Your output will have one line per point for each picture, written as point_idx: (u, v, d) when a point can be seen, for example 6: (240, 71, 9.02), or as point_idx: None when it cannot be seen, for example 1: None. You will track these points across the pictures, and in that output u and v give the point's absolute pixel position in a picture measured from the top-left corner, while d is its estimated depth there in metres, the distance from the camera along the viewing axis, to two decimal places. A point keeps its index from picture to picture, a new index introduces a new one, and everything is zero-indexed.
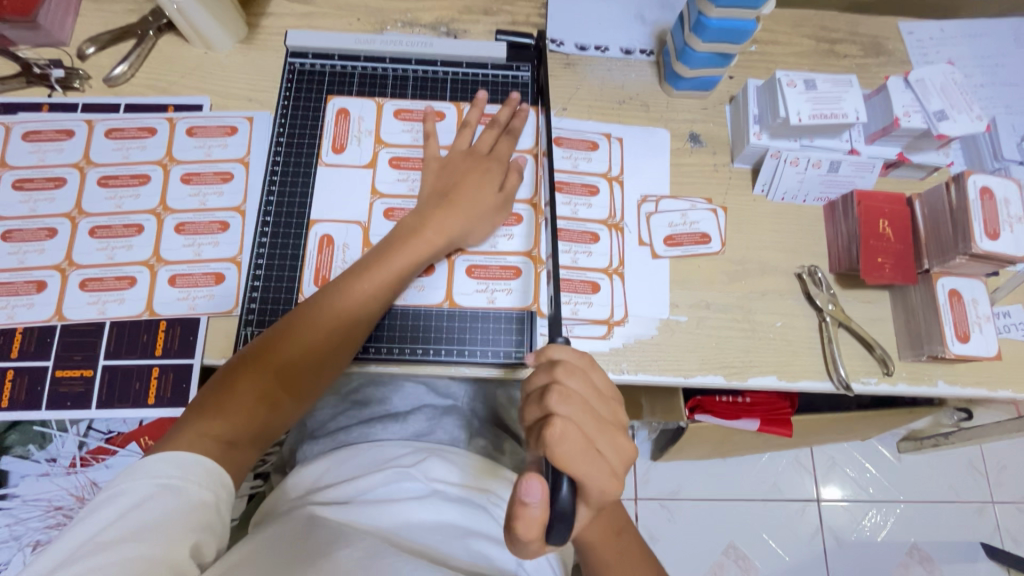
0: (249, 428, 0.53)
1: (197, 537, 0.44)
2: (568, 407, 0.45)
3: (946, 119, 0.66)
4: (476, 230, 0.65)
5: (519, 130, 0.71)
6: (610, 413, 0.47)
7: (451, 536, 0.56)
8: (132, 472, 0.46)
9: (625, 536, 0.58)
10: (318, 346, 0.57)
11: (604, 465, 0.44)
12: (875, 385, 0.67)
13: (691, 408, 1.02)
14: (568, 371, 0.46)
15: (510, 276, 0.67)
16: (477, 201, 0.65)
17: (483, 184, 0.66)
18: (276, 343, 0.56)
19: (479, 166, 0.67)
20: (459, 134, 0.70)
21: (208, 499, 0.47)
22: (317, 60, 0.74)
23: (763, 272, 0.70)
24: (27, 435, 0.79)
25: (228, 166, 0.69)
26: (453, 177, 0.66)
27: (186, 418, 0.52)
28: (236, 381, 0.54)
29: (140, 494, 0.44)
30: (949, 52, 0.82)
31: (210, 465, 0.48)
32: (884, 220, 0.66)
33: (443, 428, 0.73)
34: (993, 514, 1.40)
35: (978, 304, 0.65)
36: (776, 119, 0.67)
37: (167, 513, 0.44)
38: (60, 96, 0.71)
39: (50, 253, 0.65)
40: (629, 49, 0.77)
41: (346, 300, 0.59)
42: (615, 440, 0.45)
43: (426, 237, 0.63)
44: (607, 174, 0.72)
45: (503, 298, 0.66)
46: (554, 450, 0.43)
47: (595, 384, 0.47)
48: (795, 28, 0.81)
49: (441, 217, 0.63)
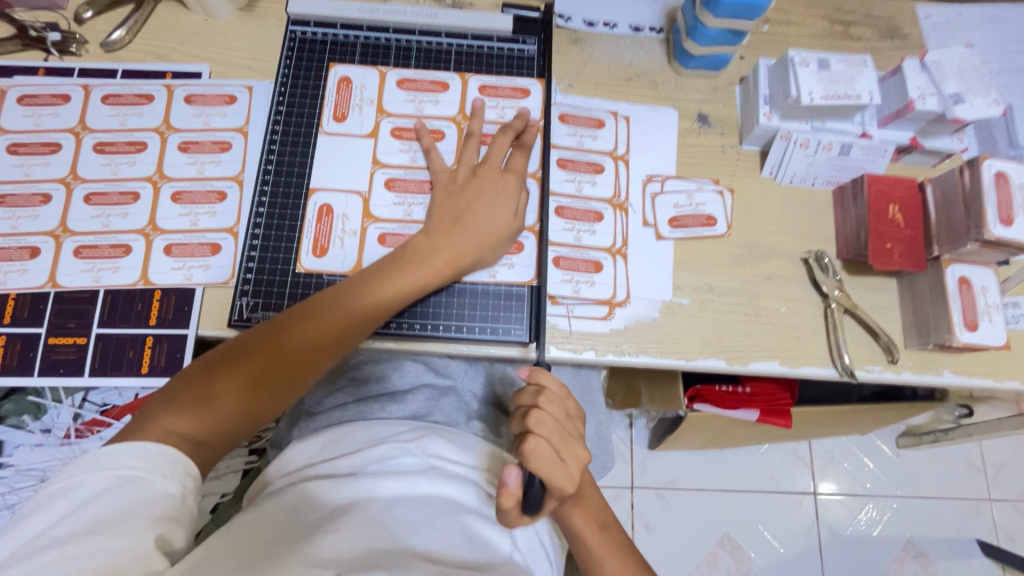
0: (218, 429, 0.51)
1: (162, 528, 0.44)
2: (543, 424, 0.53)
3: (963, 102, 0.64)
4: (484, 257, 0.63)
5: (529, 147, 0.66)
6: (575, 428, 0.55)
7: (446, 513, 0.54)
8: (90, 463, 0.46)
9: (610, 531, 0.59)
10: (301, 358, 0.55)
11: (565, 474, 0.52)
12: (879, 373, 0.66)
13: (690, 397, 1.01)
14: (549, 399, 0.54)
15: (512, 251, 0.66)
16: (489, 228, 0.62)
17: (496, 209, 0.62)
18: (260, 346, 0.54)
19: (492, 185, 0.63)
20: (466, 146, 0.66)
21: (172, 490, 0.47)
22: (319, 29, 0.72)
23: (768, 256, 0.69)
24: (21, 406, 0.79)
25: (226, 135, 0.68)
26: (465, 199, 0.63)
27: (156, 409, 0.50)
28: (213, 382, 0.52)
29: (99, 488, 0.45)
30: (967, 37, 0.80)
31: (173, 455, 0.48)
32: (895, 205, 0.65)
33: (441, 408, 0.72)
34: (990, 512, 1.40)
35: (987, 292, 0.63)
36: (786, 98, 0.66)
37: (127, 507, 0.44)
38: (57, 60, 0.69)
39: (45, 219, 0.64)
40: (638, 26, 0.76)
41: (336, 318, 0.56)
42: (576, 449, 0.53)
43: (431, 266, 0.60)
44: (612, 152, 0.71)
45: (505, 274, 0.65)
46: (527, 455, 0.51)
47: (566, 407, 0.55)
48: (809, 8, 0.79)
49: (449, 245, 0.61)
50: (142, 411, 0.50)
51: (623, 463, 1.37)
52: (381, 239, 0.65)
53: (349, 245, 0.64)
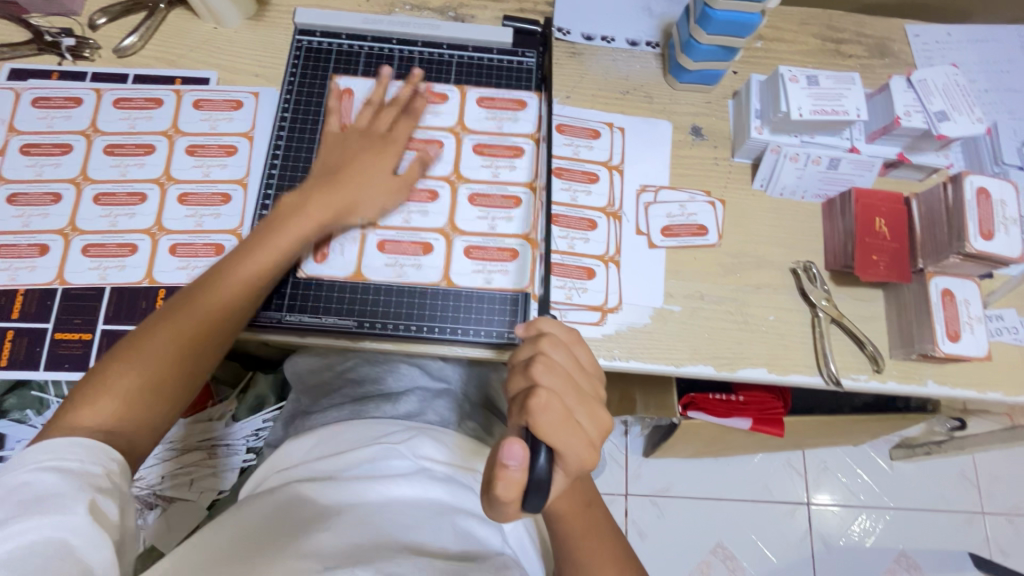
0: (130, 412, 0.49)
1: (93, 497, 0.42)
2: (550, 377, 0.45)
3: (946, 119, 0.66)
4: (364, 203, 0.65)
5: (418, 111, 0.70)
6: (590, 389, 0.47)
7: (435, 514, 0.56)
8: (9, 465, 0.42)
9: (594, 509, 0.57)
10: (207, 326, 0.54)
11: (583, 438, 0.45)
12: (865, 382, 0.67)
13: (683, 405, 1.03)
14: (555, 344, 0.47)
15: (427, 200, 0.69)
16: (369, 180, 0.65)
17: (378, 164, 0.66)
18: (157, 327, 0.53)
19: (376, 146, 0.67)
20: (365, 112, 0.69)
21: (94, 470, 0.43)
22: (324, 39, 0.74)
23: (758, 265, 0.71)
24: (25, 400, 0.79)
25: (232, 140, 0.70)
26: (338, 157, 0.65)
27: (59, 408, 0.48)
28: (110, 369, 0.50)
29: (11, 486, 0.41)
30: (955, 56, 0.82)
31: (90, 443, 0.45)
32: (881, 218, 0.67)
33: (435, 409, 0.73)
34: (983, 525, 1.40)
35: (969, 305, 0.65)
36: (776, 113, 0.68)
37: (48, 492, 0.41)
38: (70, 65, 0.72)
39: (55, 218, 0.66)
40: (635, 41, 0.78)
41: (232, 281, 0.57)
42: (593, 411, 0.46)
43: (310, 215, 0.62)
44: (607, 163, 0.73)
45: (419, 221, 0.68)
46: (535, 418, 0.43)
47: (576, 359, 0.48)
48: (802, 26, 0.81)
49: (326, 195, 0.63)
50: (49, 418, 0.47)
51: (618, 470, 1.38)
52: (381, 245, 0.67)
53: (347, 249, 0.66)
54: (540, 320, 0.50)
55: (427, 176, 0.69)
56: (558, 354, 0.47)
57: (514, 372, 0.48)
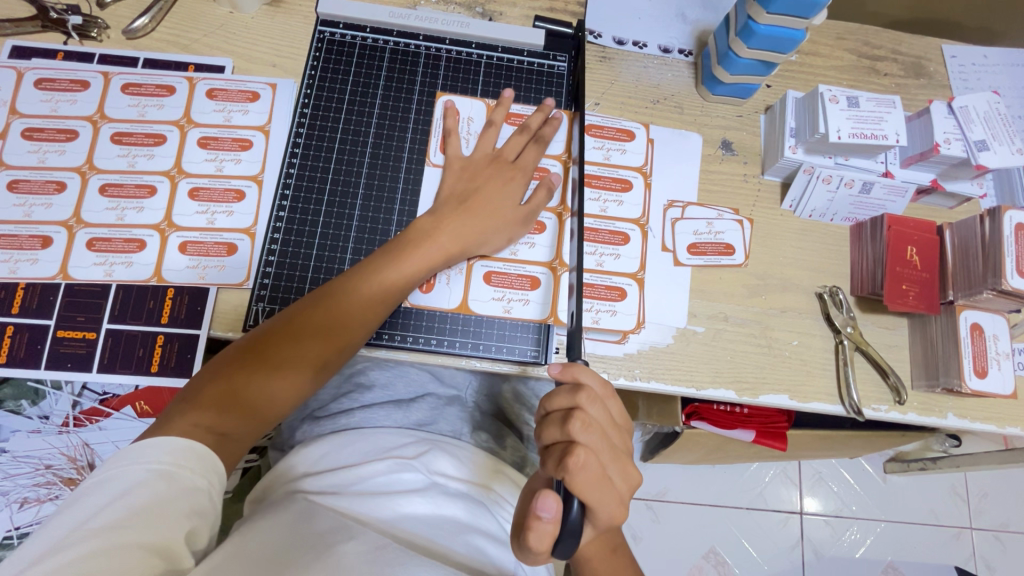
0: (242, 419, 0.50)
1: (192, 524, 0.42)
2: (588, 434, 0.44)
3: (987, 149, 0.64)
4: (491, 239, 0.63)
5: (548, 139, 0.67)
6: (622, 442, 0.47)
7: (450, 531, 0.53)
8: (123, 458, 0.43)
9: (621, 554, 0.53)
10: (319, 347, 0.54)
11: (613, 494, 0.45)
12: (886, 413, 0.66)
13: (687, 414, 1.01)
14: (592, 398, 0.45)
15: (534, 231, 0.66)
16: (497, 213, 0.63)
17: (504, 194, 0.64)
18: (274, 342, 0.53)
19: (503, 174, 0.65)
20: (483, 134, 0.67)
21: (200, 485, 0.44)
22: (347, 31, 0.71)
23: (783, 289, 0.69)
24: (20, 390, 0.76)
25: (248, 133, 0.67)
26: (473, 182, 0.64)
27: (178, 403, 0.49)
28: (229, 372, 0.51)
29: (130, 481, 0.42)
30: (991, 80, 0.80)
31: (201, 449, 0.45)
32: (913, 247, 0.65)
33: (446, 417, 0.71)
34: (970, 540, 1.42)
35: (998, 340, 0.64)
36: (813, 134, 0.66)
37: (161, 500, 0.42)
38: (77, 44, 0.68)
39: (58, 208, 0.63)
40: (668, 48, 0.75)
41: (352, 302, 0.56)
42: (624, 467, 0.46)
43: (438, 245, 0.60)
44: (641, 168, 0.71)
45: (526, 252, 0.66)
46: (572, 476, 0.43)
47: (611, 413, 0.47)
48: (838, 41, 0.79)
49: (457, 223, 0.61)
50: (163, 411, 0.48)
51: None
52: (487, 277, 0.65)
53: (454, 280, 0.64)
54: (576, 364, 0.48)
55: (544, 207, 0.66)
56: (597, 409, 0.45)
57: (548, 420, 0.46)
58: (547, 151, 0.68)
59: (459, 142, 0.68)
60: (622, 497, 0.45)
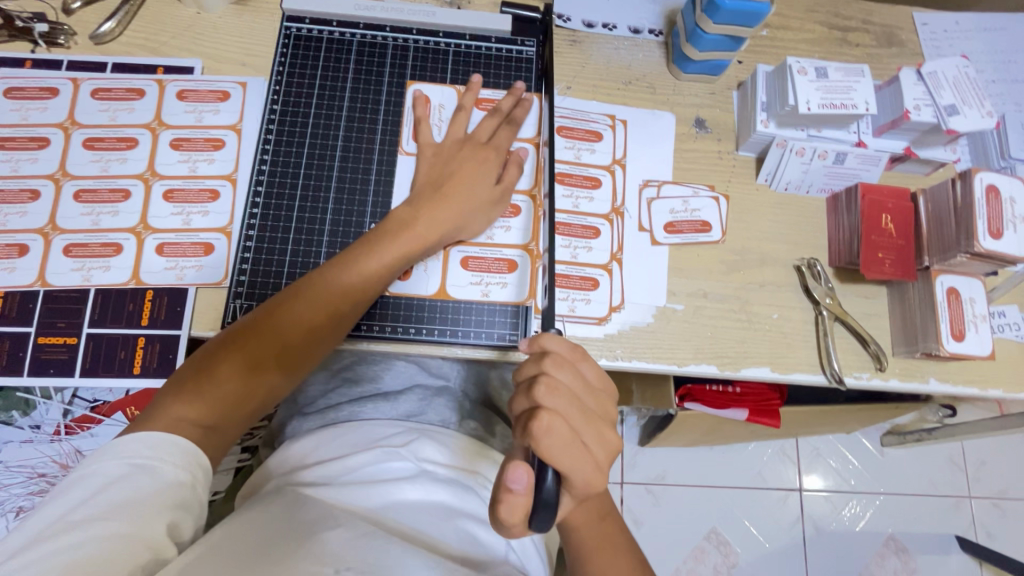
0: (226, 413, 0.50)
1: (175, 516, 0.43)
2: (555, 400, 0.45)
3: (958, 113, 0.65)
4: (471, 223, 0.63)
5: (520, 120, 0.68)
6: (595, 405, 0.47)
7: (437, 517, 0.54)
8: (103, 453, 0.44)
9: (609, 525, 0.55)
10: (301, 337, 0.55)
11: (588, 458, 0.45)
12: (867, 380, 0.67)
13: (680, 396, 1.01)
14: (556, 363, 0.46)
15: (509, 214, 0.67)
16: (471, 195, 0.63)
17: (480, 177, 0.63)
18: (256, 332, 0.53)
19: (477, 156, 0.65)
20: (454, 119, 0.67)
21: (183, 479, 0.45)
22: (314, 26, 0.71)
23: (761, 263, 0.70)
24: (10, 401, 0.76)
25: (219, 133, 0.67)
26: (450, 168, 0.64)
27: (158, 400, 0.49)
28: (211, 366, 0.51)
29: (112, 475, 0.42)
30: (962, 46, 0.80)
31: (186, 444, 0.46)
32: (887, 215, 0.66)
33: (434, 408, 0.71)
34: (969, 509, 1.43)
35: (975, 303, 0.65)
36: (784, 106, 0.66)
37: (143, 493, 0.42)
38: (44, 52, 0.68)
39: (33, 216, 0.63)
40: (638, 28, 0.75)
41: (334, 290, 0.56)
42: (600, 433, 0.46)
43: (418, 233, 0.60)
44: (617, 160, 0.71)
45: (502, 236, 0.66)
46: (539, 441, 0.44)
47: (583, 377, 0.47)
48: (808, 13, 0.79)
49: (435, 210, 0.61)
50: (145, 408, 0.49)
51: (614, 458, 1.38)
52: (465, 262, 0.65)
53: (433, 265, 0.65)
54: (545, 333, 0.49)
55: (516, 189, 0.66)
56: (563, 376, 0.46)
57: (519, 390, 0.48)
58: (518, 133, 0.69)
59: (431, 129, 0.68)
60: (597, 459, 0.46)
